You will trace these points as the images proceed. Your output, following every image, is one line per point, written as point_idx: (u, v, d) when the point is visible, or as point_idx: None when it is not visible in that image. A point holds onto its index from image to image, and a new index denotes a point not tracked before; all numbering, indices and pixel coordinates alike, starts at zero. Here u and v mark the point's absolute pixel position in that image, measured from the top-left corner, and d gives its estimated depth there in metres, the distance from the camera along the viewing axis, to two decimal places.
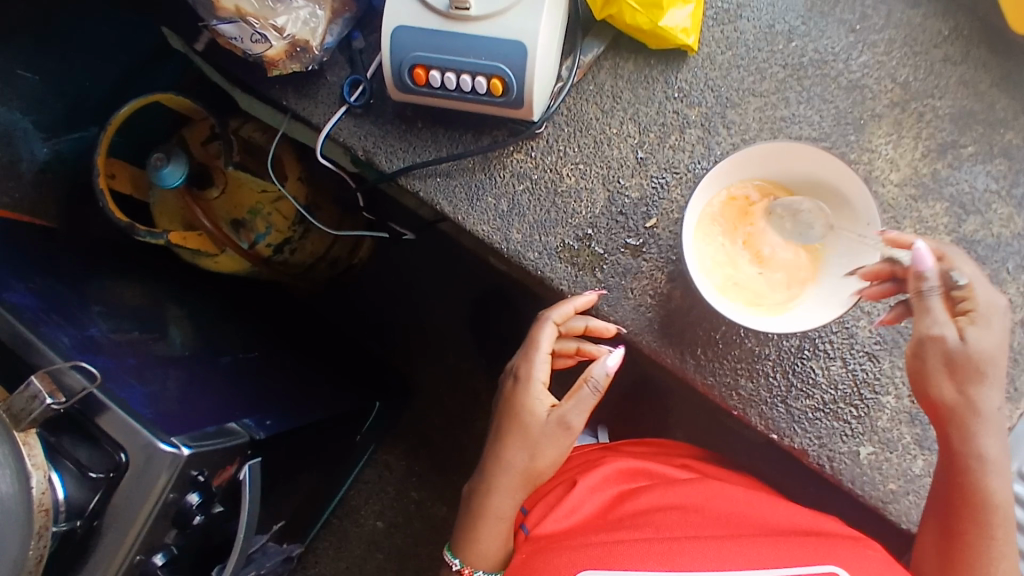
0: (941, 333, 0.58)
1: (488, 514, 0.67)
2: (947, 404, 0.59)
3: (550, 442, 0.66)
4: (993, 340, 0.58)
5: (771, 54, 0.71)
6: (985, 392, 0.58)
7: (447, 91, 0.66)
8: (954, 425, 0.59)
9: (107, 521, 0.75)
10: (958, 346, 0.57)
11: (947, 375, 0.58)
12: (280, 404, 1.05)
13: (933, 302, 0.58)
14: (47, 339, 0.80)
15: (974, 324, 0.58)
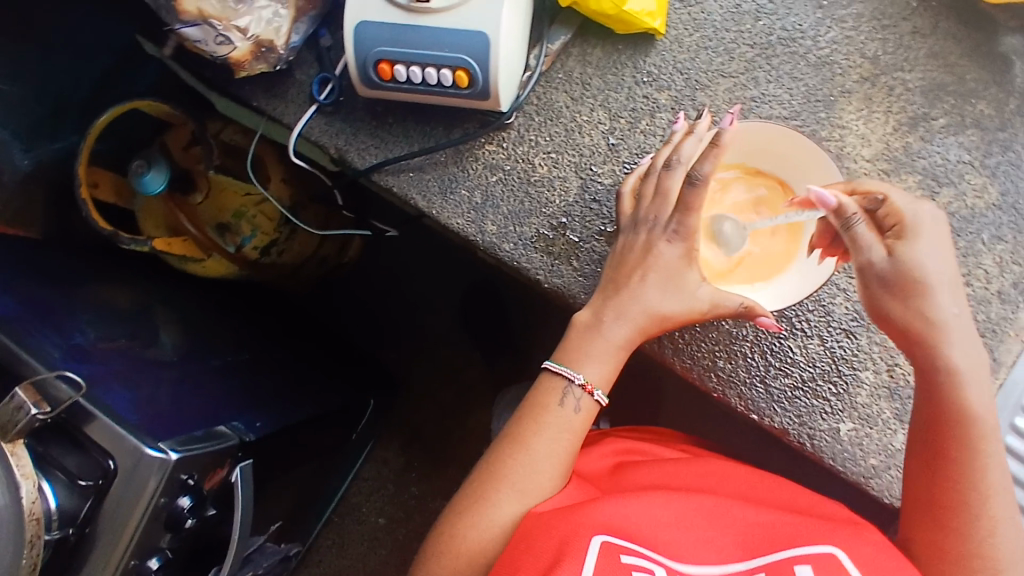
0: (870, 258, 0.56)
1: (518, 486, 0.57)
2: (902, 325, 0.57)
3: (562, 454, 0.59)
4: (929, 248, 0.56)
5: (739, 34, 0.71)
6: (937, 304, 0.56)
7: (413, 84, 0.66)
8: (915, 344, 0.57)
9: (100, 526, 0.76)
10: (892, 265, 0.56)
11: (890, 296, 0.57)
12: (272, 404, 1.06)
13: (860, 231, 0.57)
14: (33, 350, 0.81)
15: (905, 237, 0.56)
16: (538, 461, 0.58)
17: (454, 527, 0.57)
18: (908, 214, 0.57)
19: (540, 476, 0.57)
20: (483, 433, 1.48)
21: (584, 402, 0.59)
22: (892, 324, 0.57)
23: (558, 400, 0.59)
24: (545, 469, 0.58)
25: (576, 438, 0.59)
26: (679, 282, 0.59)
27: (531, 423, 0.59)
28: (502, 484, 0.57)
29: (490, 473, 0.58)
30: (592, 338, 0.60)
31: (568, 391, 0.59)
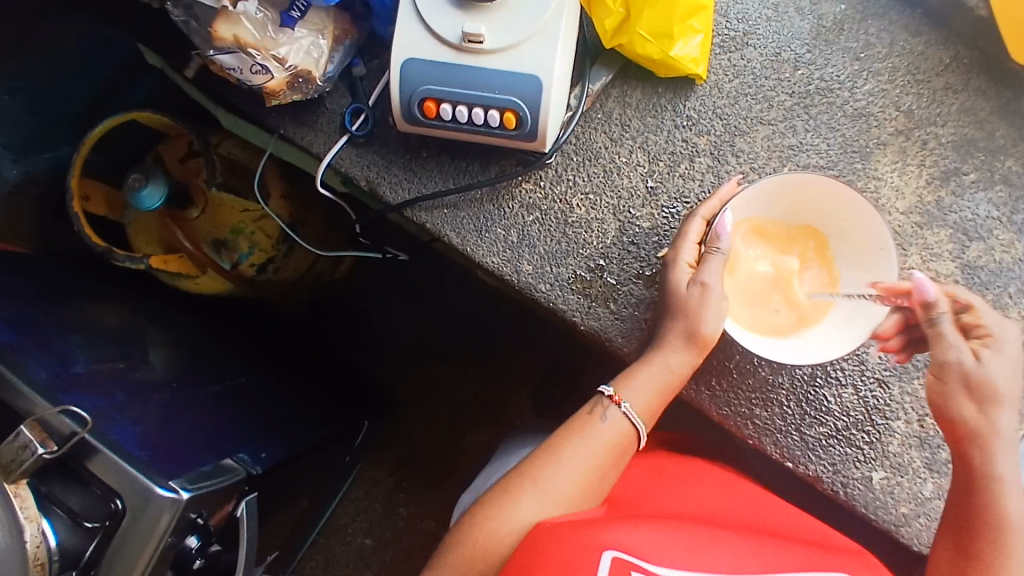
0: (958, 358, 0.59)
1: (541, 485, 0.61)
2: (969, 427, 0.59)
3: (590, 456, 0.63)
4: (1011, 364, 0.59)
5: (778, 82, 0.71)
6: (1006, 418, 0.58)
7: (458, 124, 0.64)
8: (975, 446, 0.59)
9: (103, 573, 0.72)
10: (975, 369, 0.59)
11: (966, 399, 0.59)
12: (270, 430, 1.02)
13: (946, 329, 0.60)
14: (31, 380, 0.77)
15: (989, 348, 0.59)
16: (564, 463, 0.62)
17: (476, 520, 0.60)
18: (995, 329, 0.60)
19: (563, 479, 0.61)
20: (476, 456, 1.46)
21: (614, 412, 0.64)
22: (959, 425, 0.59)
23: (594, 410, 0.65)
24: (572, 472, 0.62)
25: (605, 446, 0.64)
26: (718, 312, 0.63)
27: (563, 430, 0.64)
28: (525, 481, 0.61)
29: (518, 471, 0.62)
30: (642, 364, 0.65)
31: (599, 401, 0.65)
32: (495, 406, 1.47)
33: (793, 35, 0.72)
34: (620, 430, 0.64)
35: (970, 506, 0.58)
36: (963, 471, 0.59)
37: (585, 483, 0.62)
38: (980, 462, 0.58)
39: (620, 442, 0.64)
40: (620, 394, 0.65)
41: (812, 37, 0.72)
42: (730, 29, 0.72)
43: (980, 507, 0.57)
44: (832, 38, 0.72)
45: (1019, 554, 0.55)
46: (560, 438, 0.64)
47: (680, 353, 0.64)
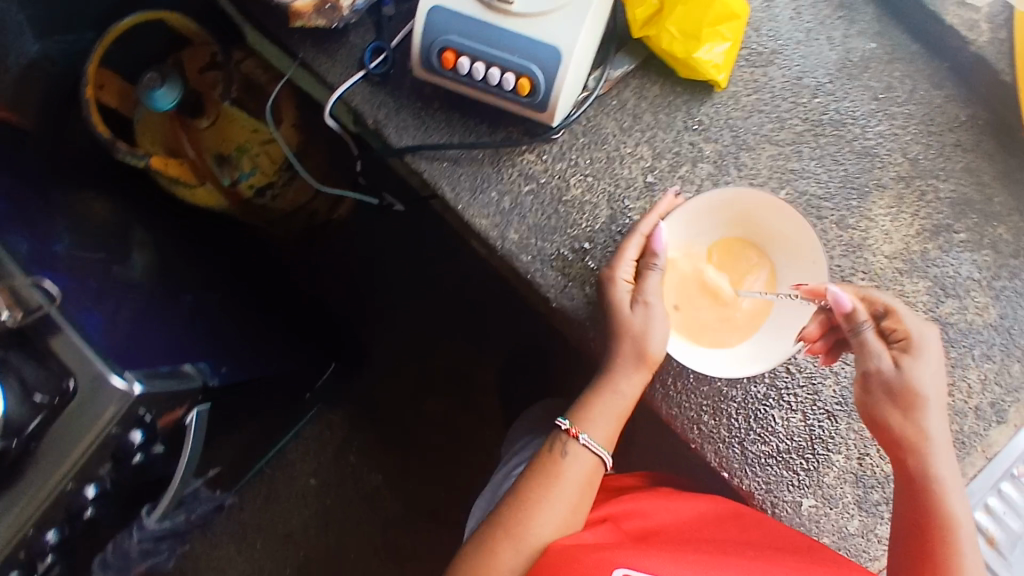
0: (878, 366, 0.62)
1: (518, 535, 0.62)
2: (898, 435, 0.61)
3: (564, 496, 0.64)
4: (932, 366, 0.61)
5: (794, 106, 0.72)
6: (933, 421, 0.61)
7: (472, 80, 0.64)
8: (908, 452, 0.61)
9: (46, 447, 0.74)
10: (896, 377, 0.61)
11: (892, 406, 0.61)
12: (233, 351, 1.01)
13: (868, 337, 0.62)
14: (13, 251, 0.78)
15: (909, 353, 0.62)
16: (546, 507, 0.63)
17: None
18: (914, 332, 0.62)
19: (546, 524, 0.62)
20: (433, 420, 1.48)
21: (578, 446, 0.66)
22: (889, 432, 0.62)
23: (560, 449, 0.66)
24: (549, 517, 0.62)
25: (576, 483, 0.64)
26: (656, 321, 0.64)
27: (532, 474, 0.65)
28: (509, 535, 0.62)
29: (494, 525, 0.63)
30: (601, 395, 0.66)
31: (559, 437, 0.66)
32: (461, 376, 1.48)
33: (819, 63, 0.73)
34: (590, 464, 0.65)
35: (913, 511, 0.60)
36: (902, 477, 0.62)
37: (562, 524, 0.63)
38: (916, 470, 0.61)
39: (591, 475, 0.66)
40: (575, 427, 0.66)
41: (836, 69, 0.73)
42: (758, 44, 0.72)
43: (922, 513, 0.60)
44: (855, 74, 0.73)
45: (967, 552, 0.57)
46: (531, 482, 0.65)
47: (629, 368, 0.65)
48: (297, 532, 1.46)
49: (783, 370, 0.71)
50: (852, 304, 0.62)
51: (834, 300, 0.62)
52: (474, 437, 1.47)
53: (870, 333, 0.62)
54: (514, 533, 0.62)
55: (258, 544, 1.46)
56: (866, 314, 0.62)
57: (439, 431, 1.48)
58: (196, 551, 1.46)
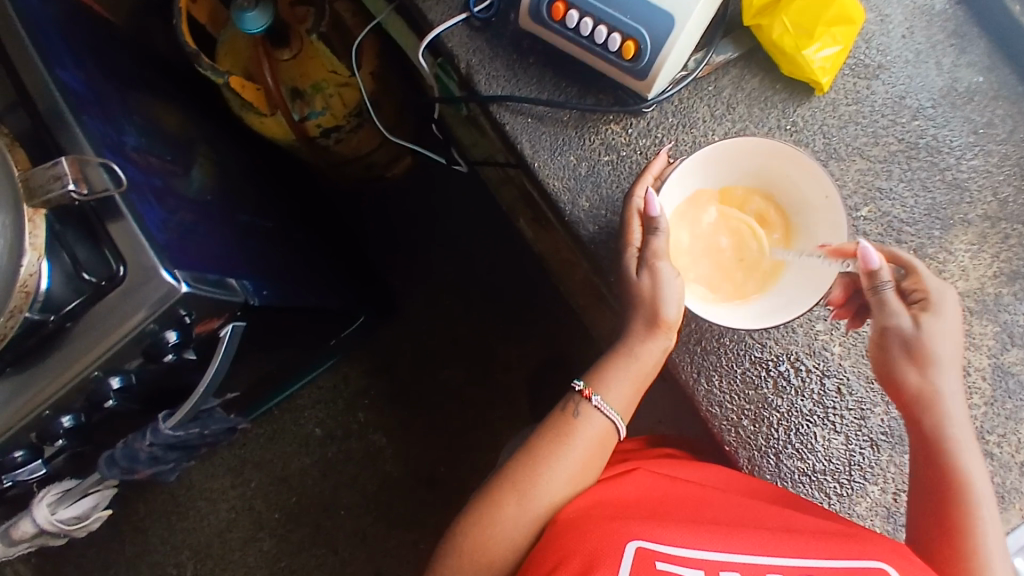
0: (897, 323, 0.62)
1: (522, 490, 0.64)
2: (914, 392, 0.62)
3: (572, 451, 0.66)
4: (948, 325, 0.62)
5: (892, 124, 0.70)
6: (946, 378, 0.62)
7: (578, 36, 0.64)
8: (923, 410, 0.62)
9: (82, 327, 0.75)
10: (914, 334, 0.62)
11: (909, 363, 0.62)
12: (276, 276, 1.02)
13: (888, 296, 0.62)
14: (85, 129, 0.78)
15: (928, 312, 0.62)
16: (552, 464, 0.65)
17: (470, 525, 0.64)
18: (932, 291, 0.63)
19: (552, 479, 0.64)
20: (447, 391, 1.51)
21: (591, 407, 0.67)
22: (905, 389, 0.63)
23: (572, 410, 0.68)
24: (554, 472, 0.65)
25: (585, 443, 0.66)
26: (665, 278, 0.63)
27: (542, 432, 0.68)
28: (513, 485, 0.64)
29: (500, 479, 0.66)
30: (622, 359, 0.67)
31: (572, 399, 0.68)
32: (482, 353, 1.50)
33: (924, 86, 0.71)
34: (600, 424, 0.67)
35: (933, 473, 0.61)
36: (915, 435, 0.63)
37: (568, 482, 0.65)
38: (931, 428, 0.61)
39: (600, 435, 0.67)
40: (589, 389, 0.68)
41: (941, 94, 0.71)
42: (866, 56, 0.71)
43: (940, 473, 0.60)
44: (959, 103, 0.71)
45: (982, 509, 0.58)
46: (541, 438, 0.67)
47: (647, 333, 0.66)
48: (293, 476, 1.52)
49: (833, 389, 0.69)
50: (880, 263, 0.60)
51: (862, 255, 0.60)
52: (483, 414, 1.50)
53: (892, 293, 0.62)
54: (518, 484, 0.64)
55: (253, 481, 1.53)
56: (890, 273, 0.62)
57: (451, 403, 1.51)
58: (193, 476, 1.53)
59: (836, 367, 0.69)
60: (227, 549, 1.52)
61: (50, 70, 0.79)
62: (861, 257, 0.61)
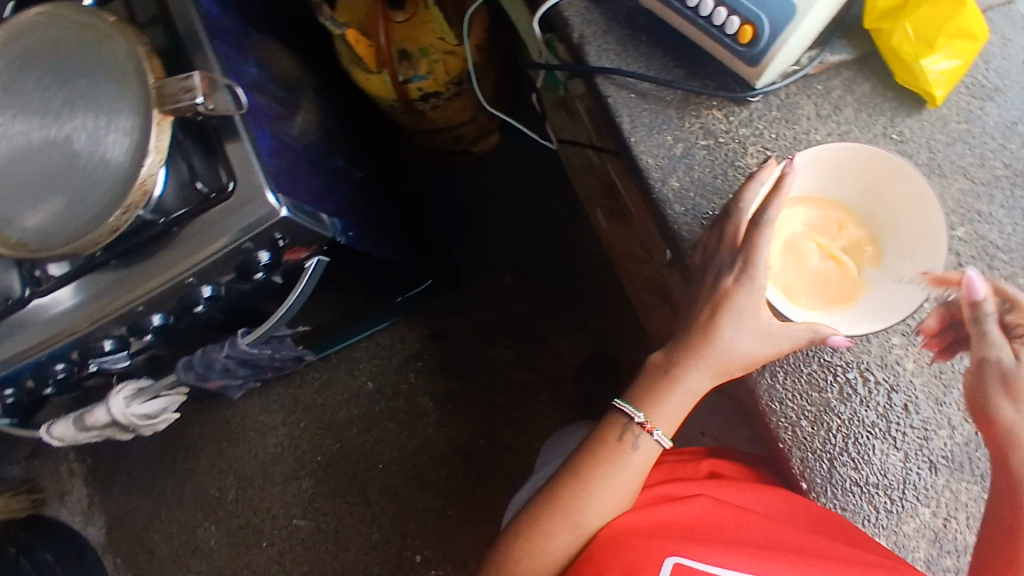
0: (997, 356, 0.61)
1: (575, 519, 0.67)
2: (1005, 426, 0.61)
3: (623, 480, 0.68)
4: None
5: (1001, 148, 0.68)
6: None
7: (695, 14, 0.66)
8: (1013, 445, 0.61)
9: (186, 233, 0.80)
10: (1013, 368, 0.61)
11: (1005, 397, 0.62)
12: (362, 222, 1.07)
13: (989, 328, 0.61)
14: (216, 53, 0.84)
15: None
16: (601, 493, 0.67)
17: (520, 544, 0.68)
18: None
19: (600, 507, 0.67)
20: (498, 367, 1.53)
21: (645, 439, 0.68)
22: (995, 422, 0.62)
23: (620, 436, 0.68)
24: (605, 504, 0.67)
25: (637, 474, 0.68)
26: (750, 324, 0.62)
27: (589, 462, 0.69)
28: (561, 514, 0.67)
29: (551, 503, 0.68)
30: (672, 386, 0.66)
31: (628, 428, 0.68)
32: (538, 337, 1.52)
33: None
34: (650, 452, 0.68)
35: (1012, 507, 0.61)
36: (999, 469, 0.62)
37: (616, 511, 0.68)
38: (1017, 465, 0.61)
39: (649, 463, 0.69)
40: (650, 422, 0.67)
41: None
42: (983, 77, 0.70)
43: (1020, 509, 0.61)
44: None
45: None
46: (592, 463, 0.68)
47: (711, 382, 0.65)
48: (338, 425, 1.58)
49: (900, 405, 0.68)
50: (983, 294, 0.60)
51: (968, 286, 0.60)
52: (530, 395, 1.52)
53: (994, 325, 0.61)
54: (566, 509, 0.68)
55: (301, 421, 1.59)
56: (993, 307, 0.61)
57: (500, 380, 1.53)
58: (248, 407, 1.61)
59: (906, 383, 0.68)
60: (267, 482, 1.59)
61: None
62: (964, 286, 0.61)
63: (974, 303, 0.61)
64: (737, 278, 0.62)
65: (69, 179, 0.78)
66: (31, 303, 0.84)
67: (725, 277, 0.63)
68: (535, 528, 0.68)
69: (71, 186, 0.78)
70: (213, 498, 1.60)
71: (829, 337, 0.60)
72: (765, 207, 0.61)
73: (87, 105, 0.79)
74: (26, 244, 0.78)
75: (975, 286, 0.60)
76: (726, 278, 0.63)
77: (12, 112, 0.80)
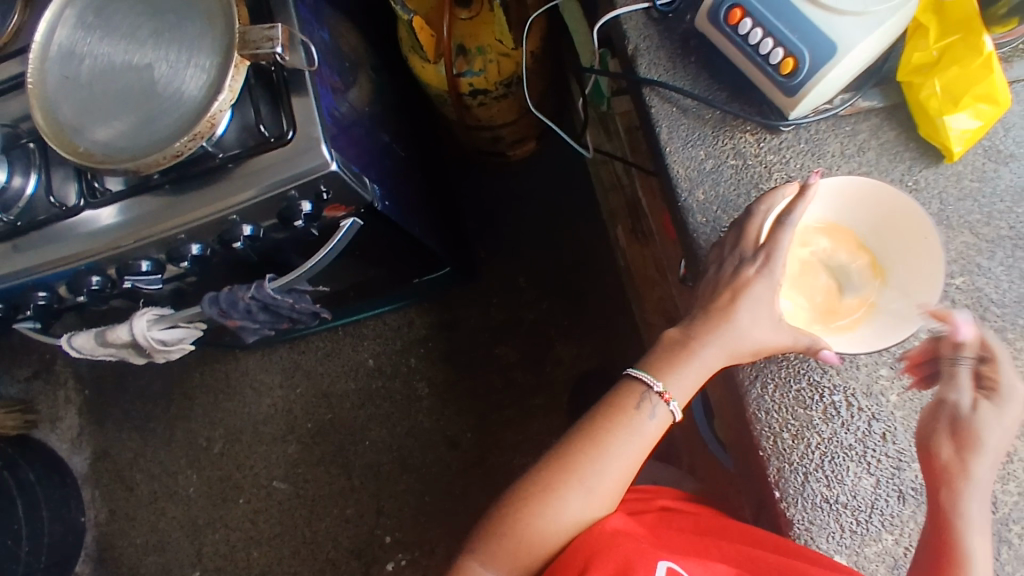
0: (957, 399, 0.66)
1: (586, 484, 0.69)
2: (942, 465, 0.65)
3: (634, 445, 0.71)
4: (1006, 420, 0.64)
5: (1008, 210, 0.73)
6: (982, 466, 0.64)
7: (744, 42, 0.72)
8: (946, 484, 0.65)
9: (240, 171, 0.85)
10: (966, 414, 0.65)
11: (949, 439, 0.65)
12: (398, 196, 1.12)
13: (960, 372, 0.66)
14: (297, 12, 0.90)
15: (991, 401, 0.65)
16: (610, 460, 0.70)
17: (524, 508, 0.69)
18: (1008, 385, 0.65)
19: (609, 474, 0.70)
20: (497, 365, 1.57)
21: (660, 409, 0.71)
22: (934, 461, 0.66)
23: (638, 404, 0.71)
24: (616, 468, 0.70)
25: (648, 441, 0.71)
26: (765, 311, 0.68)
27: (606, 426, 0.71)
28: (572, 478, 0.69)
29: (563, 466, 0.70)
30: (688, 358, 0.70)
31: (646, 396, 0.71)
32: (540, 342, 1.56)
33: None
34: (662, 423, 0.71)
35: (936, 544, 0.64)
36: (930, 506, 0.66)
37: (625, 477, 0.71)
38: (947, 503, 0.65)
39: (659, 433, 0.72)
40: (667, 392, 0.70)
41: None
42: (1001, 143, 0.75)
43: (943, 545, 0.64)
44: None
45: None
46: (607, 427, 0.71)
47: (723, 362, 0.70)
48: (334, 395, 1.62)
49: (878, 433, 0.72)
50: (966, 336, 0.66)
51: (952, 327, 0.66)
52: (523, 397, 1.55)
53: (966, 371, 0.66)
54: (578, 472, 0.69)
55: (299, 386, 1.63)
56: (970, 354, 0.66)
57: (497, 377, 1.57)
58: (250, 364, 1.66)
59: (886, 414, 0.72)
60: (256, 440, 1.62)
61: None
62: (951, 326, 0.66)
63: (956, 345, 0.67)
64: (757, 270, 0.68)
65: (145, 103, 0.84)
66: (83, 213, 0.89)
67: (746, 268, 0.69)
68: (543, 490, 0.69)
69: (146, 108, 0.83)
70: (201, 448, 1.63)
71: (821, 351, 0.67)
72: (789, 211, 0.67)
73: (172, 39, 0.85)
74: (92, 154, 0.84)
75: (960, 327, 0.66)
76: (748, 269, 0.69)
77: (104, 36, 0.87)
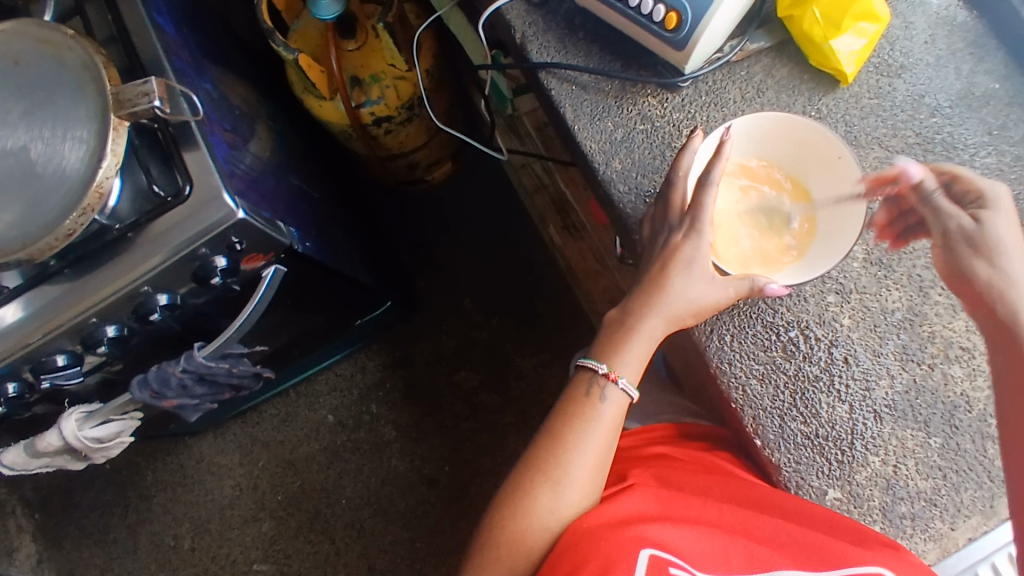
0: (957, 224, 0.66)
1: (558, 479, 0.69)
2: (983, 283, 0.65)
3: (597, 432, 0.71)
4: (1005, 219, 0.65)
5: (910, 119, 0.75)
6: (1015, 265, 0.64)
7: (626, 6, 0.72)
8: (996, 301, 0.64)
9: (141, 239, 0.80)
10: (976, 230, 0.65)
11: (975, 258, 0.65)
12: (321, 237, 1.09)
13: (939, 202, 0.67)
14: (173, 67, 0.86)
15: (986, 211, 0.66)
16: (576, 450, 0.70)
17: (505, 517, 0.69)
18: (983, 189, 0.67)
19: (579, 465, 0.69)
20: (460, 392, 1.53)
21: (611, 389, 0.71)
22: (975, 283, 0.65)
23: (588, 389, 0.72)
24: (584, 457, 0.70)
25: (609, 424, 0.71)
26: (696, 272, 0.68)
27: (566, 419, 0.71)
28: (542, 477, 0.69)
29: (531, 468, 0.70)
30: (631, 335, 0.71)
31: (595, 380, 0.72)
32: (498, 359, 1.53)
33: (942, 88, 0.76)
34: (619, 402, 0.72)
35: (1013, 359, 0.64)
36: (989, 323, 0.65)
37: (598, 465, 0.70)
38: (1004, 314, 0.64)
39: (620, 413, 0.72)
40: (614, 371, 0.71)
41: (957, 97, 0.76)
42: (889, 56, 0.77)
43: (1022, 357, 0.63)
44: (975, 106, 0.75)
45: None
46: (567, 420, 0.71)
47: (665, 329, 0.70)
48: (300, 461, 1.54)
49: (840, 358, 0.72)
50: (919, 173, 0.68)
51: (904, 170, 0.68)
52: (493, 417, 1.52)
53: (941, 198, 0.68)
54: (545, 472, 0.69)
55: (260, 460, 1.55)
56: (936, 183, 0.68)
57: (462, 403, 1.53)
58: (204, 448, 1.57)
59: (844, 338, 0.72)
60: (226, 525, 1.53)
61: (149, 14, 0.89)
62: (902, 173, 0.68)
63: (915, 185, 0.68)
64: (684, 235, 0.68)
65: (23, 187, 0.78)
66: None
67: (674, 236, 0.69)
68: (518, 496, 0.69)
69: (26, 194, 0.78)
70: (169, 547, 1.53)
71: (768, 287, 0.66)
72: (708, 170, 0.67)
73: (44, 116, 0.80)
74: None
75: (910, 170, 0.68)
76: (675, 235, 0.69)
77: None
